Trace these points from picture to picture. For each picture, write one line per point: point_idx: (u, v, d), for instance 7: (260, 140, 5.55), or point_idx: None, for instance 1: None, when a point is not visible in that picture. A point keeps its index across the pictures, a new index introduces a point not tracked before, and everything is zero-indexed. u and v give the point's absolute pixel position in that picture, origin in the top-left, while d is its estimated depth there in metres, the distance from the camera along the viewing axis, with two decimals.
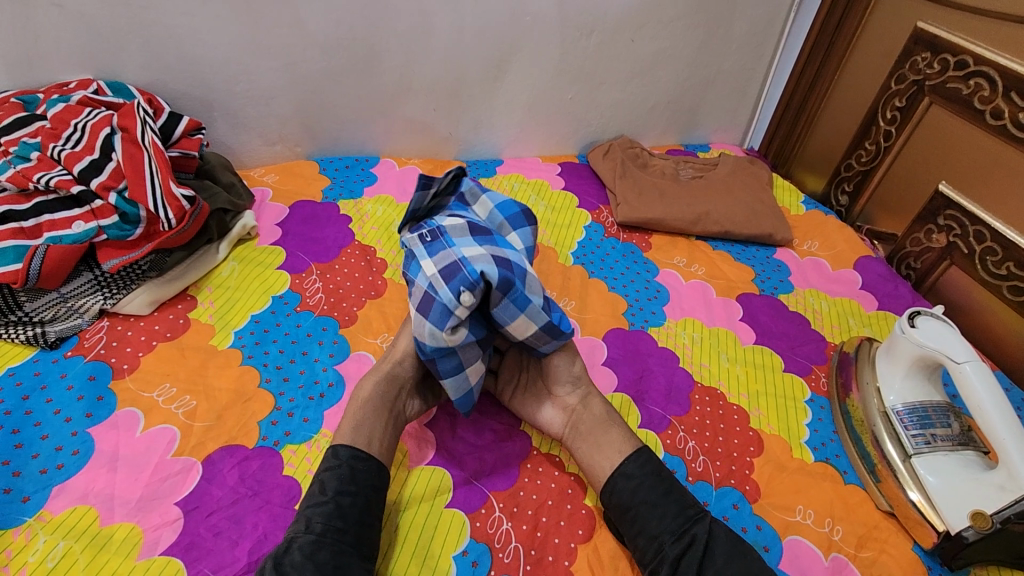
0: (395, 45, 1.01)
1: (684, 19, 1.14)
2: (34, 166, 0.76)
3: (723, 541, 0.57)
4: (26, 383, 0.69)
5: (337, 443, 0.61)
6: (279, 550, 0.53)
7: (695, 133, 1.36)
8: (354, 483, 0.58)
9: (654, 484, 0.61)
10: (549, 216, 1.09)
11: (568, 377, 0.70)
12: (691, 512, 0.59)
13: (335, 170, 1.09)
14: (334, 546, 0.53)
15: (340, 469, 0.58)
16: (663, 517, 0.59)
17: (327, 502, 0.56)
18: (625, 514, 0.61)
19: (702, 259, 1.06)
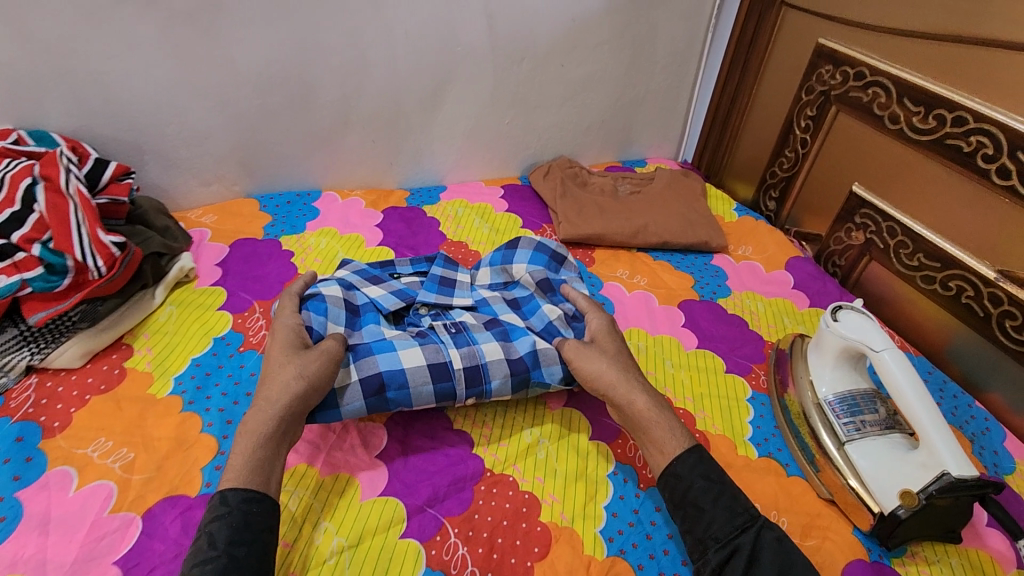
0: (329, 80, 1.02)
1: (611, 43, 1.20)
2: None
3: (770, 549, 0.59)
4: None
5: (226, 488, 0.57)
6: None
7: (631, 150, 1.41)
8: (248, 531, 0.54)
9: (706, 487, 0.63)
10: (493, 238, 1.11)
11: (599, 383, 0.72)
12: (741, 521, 0.61)
13: (276, 206, 1.08)
14: None
15: (232, 515, 0.55)
16: (713, 523, 0.61)
17: (222, 555, 0.52)
18: (681, 516, 0.63)
19: (643, 270, 1.10)
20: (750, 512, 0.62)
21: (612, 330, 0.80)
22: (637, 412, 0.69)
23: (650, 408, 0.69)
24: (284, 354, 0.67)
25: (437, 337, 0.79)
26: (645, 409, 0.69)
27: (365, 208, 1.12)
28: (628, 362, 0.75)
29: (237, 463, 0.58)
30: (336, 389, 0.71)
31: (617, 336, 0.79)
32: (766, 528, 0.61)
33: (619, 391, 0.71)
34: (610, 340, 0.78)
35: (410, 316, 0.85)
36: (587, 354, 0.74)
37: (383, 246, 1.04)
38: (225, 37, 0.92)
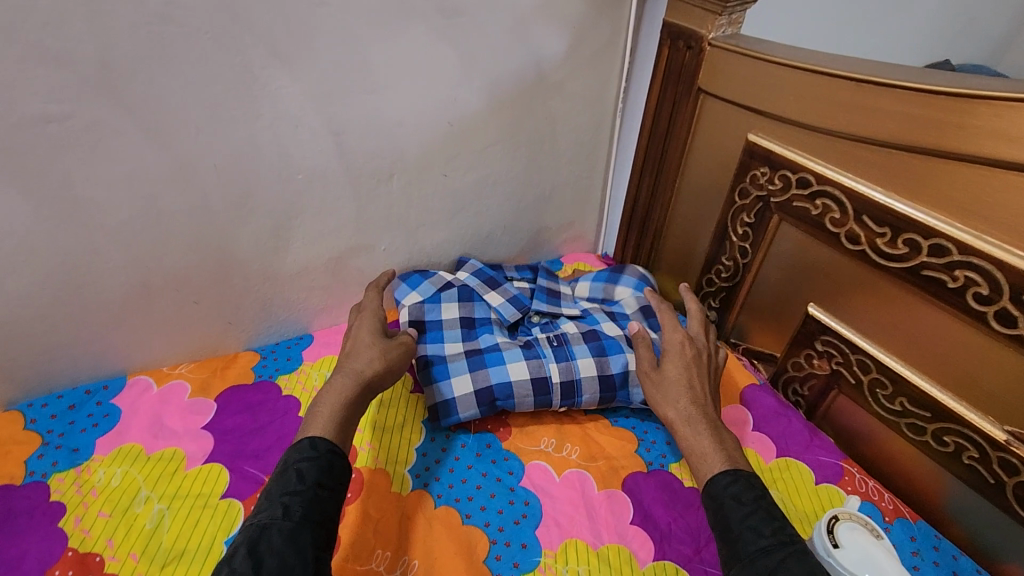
0: (108, 243, 0.73)
1: (502, 143, 0.97)
2: None
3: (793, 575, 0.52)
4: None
5: (316, 437, 0.63)
6: (252, 533, 0.53)
7: (545, 251, 1.20)
8: (331, 477, 0.60)
9: (740, 507, 0.60)
10: (374, 418, 0.84)
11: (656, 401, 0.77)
12: (768, 542, 0.55)
13: (51, 420, 0.77)
14: (310, 533, 0.54)
15: (317, 461, 0.60)
16: (744, 538, 0.57)
17: (305, 491, 0.57)
18: (721, 536, 0.60)
19: (574, 435, 0.85)
20: (790, 531, 0.57)
21: (695, 344, 0.84)
22: (683, 436, 0.72)
23: (698, 428, 0.71)
24: (366, 345, 0.78)
25: (542, 348, 0.86)
26: (688, 429, 0.71)
27: (190, 399, 0.81)
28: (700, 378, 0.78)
29: (320, 423, 0.65)
30: (458, 400, 0.82)
31: (695, 349, 0.82)
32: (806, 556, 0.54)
33: (673, 410, 0.74)
34: (676, 359, 0.79)
35: (523, 327, 0.96)
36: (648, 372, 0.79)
37: (211, 462, 0.73)
38: None
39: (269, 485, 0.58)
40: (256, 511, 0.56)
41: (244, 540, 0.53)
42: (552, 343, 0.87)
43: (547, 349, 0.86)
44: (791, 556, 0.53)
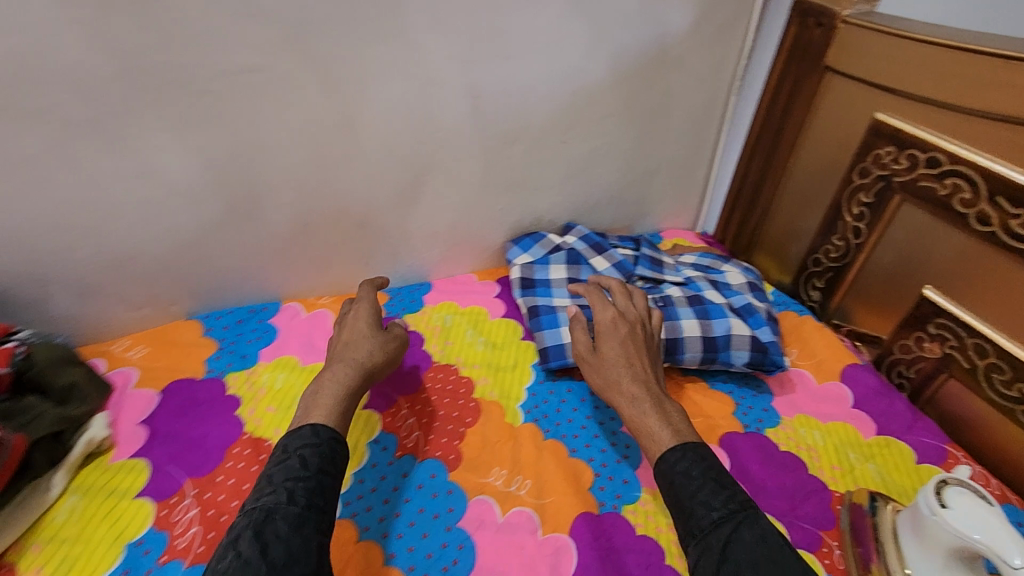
0: (280, 182, 0.83)
1: (619, 115, 1.01)
2: None
3: (746, 548, 0.54)
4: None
5: (316, 422, 0.63)
6: (257, 518, 0.53)
7: (645, 224, 1.23)
8: (332, 463, 0.60)
9: (698, 484, 0.60)
10: (489, 356, 0.92)
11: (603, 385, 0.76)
12: (718, 514, 0.57)
13: (223, 330, 0.89)
14: (316, 522, 0.55)
15: (319, 447, 0.60)
16: (695, 513, 0.58)
17: (310, 476, 0.57)
18: (675, 512, 0.61)
19: (672, 392, 0.90)
20: (740, 499, 0.58)
21: (626, 319, 0.81)
22: (626, 417, 0.71)
23: (642, 409, 0.70)
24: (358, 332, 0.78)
25: (649, 307, 0.92)
26: (632, 409, 0.71)
27: (333, 325, 0.92)
28: (638, 351, 0.77)
29: (324, 406, 0.66)
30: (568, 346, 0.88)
31: (627, 325, 0.80)
32: (756, 523, 0.56)
33: (614, 393, 0.74)
34: (611, 342, 0.77)
35: (627, 289, 1.00)
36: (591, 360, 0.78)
37: None
38: (143, 142, 0.72)
39: (269, 469, 0.58)
40: (256, 494, 0.57)
41: (247, 525, 0.53)
42: (659, 304, 0.93)
43: (653, 308, 0.92)
44: (745, 525, 0.56)
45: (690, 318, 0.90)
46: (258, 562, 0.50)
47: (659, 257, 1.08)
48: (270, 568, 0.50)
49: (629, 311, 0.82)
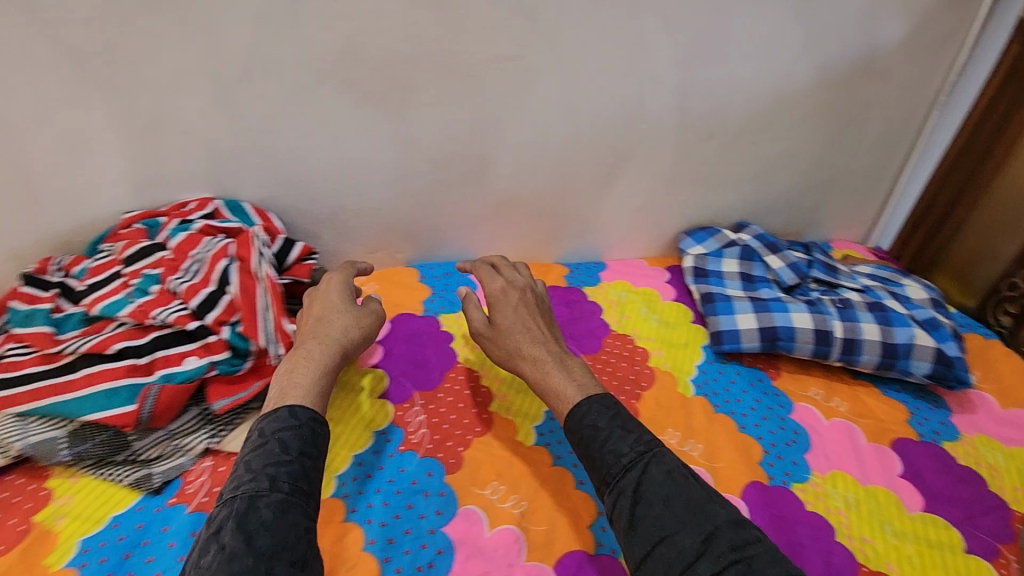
0: (506, 156, 0.96)
1: (811, 121, 1.05)
2: (152, 300, 0.75)
3: (656, 485, 0.59)
4: (112, 544, 0.64)
5: (294, 404, 0.63)
6: (241, 505, 0.53)
7: (815, 233, 1.24)
8: (313, 446, 0.61)
9: (622, 434, 0.63)
10: (663, 333, 0.98)
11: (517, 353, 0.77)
12: (627, 460, 0.61)
13: (435, 279, 1.03)
14: (303, 508, 0.56)
15: (299, 429, 0.61)
16: (610, 444, 0.63)
17: (292, 461, 0.57)
18: (586, 460, 0.65)
19: (842, 391, 0.93)
20: (645, 440, 0.63)
21: (514, 288, 0.85)
22: (532, 377, 0.75)
23: (545, 367, 0.74)
24: (337, 303, 0.77)
25: (827, 307, 0.95)
26: (542, 368, 0.74)
27: None
28: (537, 324, 0.80)
29: (299, 389, 0.65)
30: (743, 332, 0.93)
31: (516, 291, 0.84)
32: (659, 463, 0.61)
33: (526, 357, 0.76)
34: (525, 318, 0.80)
35: (801, 288, 1.03)
36: (512, 335, 0.78)
37: None
38: (417, 112, 0.88)
39: (247, 454, 0.58)
40: (232, 483, 0.56)
41: (230, 516, 0.53)
42: (837, 305, 0.95)
43: (830, 308, 0.95)
44: (652, 464, 0.60)
45: (870, 322, 0.92)
46: (246, 556, 0.50)
47: (834, 264, 1.10)
48: (256, 556, 0.50)
49: (517, 279, 0.87)
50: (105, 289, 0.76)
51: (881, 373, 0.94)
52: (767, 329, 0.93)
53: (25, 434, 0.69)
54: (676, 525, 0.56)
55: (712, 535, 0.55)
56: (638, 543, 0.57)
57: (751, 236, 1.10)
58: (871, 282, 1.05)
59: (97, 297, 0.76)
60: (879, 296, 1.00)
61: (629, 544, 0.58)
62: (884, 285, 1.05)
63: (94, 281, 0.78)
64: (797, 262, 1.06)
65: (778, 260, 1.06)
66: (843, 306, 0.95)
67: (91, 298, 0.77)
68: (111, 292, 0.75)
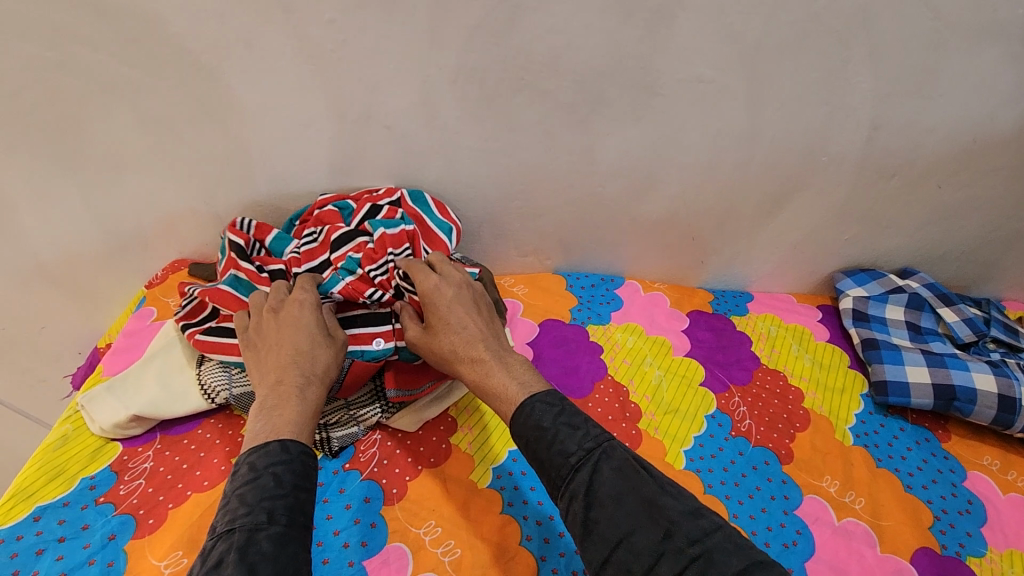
0: (675, 176, 0.96)
1: (1009, 170, 0.97)
2: (357, 282, 0.79)
3: (608, 484, 0.54)
4: None
5: (286, 437, 0.60)
6: (240, 539, 0.50)
7: (985, 290, 1.14)
8: (306, 479, 0.58)
9: (571, 430, 0.59)
10: (817, 373, 0.94)
11: (451, 356, 0.71)
12: (575, 459, 0.56)
13: (581, 289, 1.05)
14: (300, 538, 0.53)
15: (292, 462, 0.58)
16: (562, 445, 0.57)
17: (287, 494, 0.55)
18: (535, 465, 0.59)
19: (1021, 464, 0.85)
20: (593, 434, 0.58)
21: (449, 285, 0.75)
22: (473, 378, 0.69)
23: (487, 367, 0.69)
24: (300, 329, 0.70)
25: (1012, 372, 0.88)
26: (485, 370, 0.68)
27: (670, 308, 1.03)
28: (475, 322, 0.73)
29: (293, 423, 0.62)
30: (913, 385, 0.87)
31: (452, 288, 0.74)
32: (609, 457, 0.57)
33: (471, 363, 0.70)
34: (441, 317, 0.72)
35: (977, 347, 0.96)
36: (427, 335, 0.73)
37: (690, 358, 0.95)
38: (599, 125, 0.90)
39: (240, 488, 0.55)
40: (225, 515, 0.53)
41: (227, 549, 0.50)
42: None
43: (1018, 373, 0.87)
44: (603, 463, 0.55)
45: None
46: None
47: (1013, 325, 1.00)
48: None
49: (452, 274, 0.76)
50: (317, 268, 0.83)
51: None
52: (943, 387, 0.87)
53: (230, 384, 0.77)
54: (632, 524, 0.51)
55: (669, 531, 0.50)
56: (595, 549, 0.52)
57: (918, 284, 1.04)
58: None
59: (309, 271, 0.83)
60: None
61: (585, 550, 0.53)
62: None
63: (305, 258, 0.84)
64: (975, 319, 0.98)
65: (952, 313, 0.99)
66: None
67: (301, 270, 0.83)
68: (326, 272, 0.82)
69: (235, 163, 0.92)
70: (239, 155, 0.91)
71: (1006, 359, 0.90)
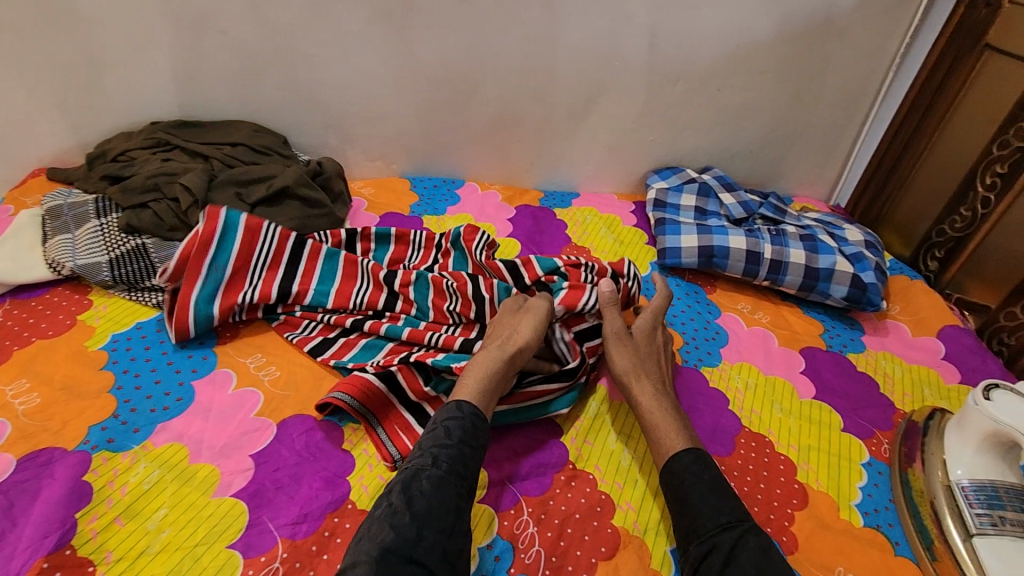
0: (493, 81, 1.10)
1: (776, 74, 1.14)
2: (570, 292, 0.86)
3: (751, 552, 0.56)
4: (135, 339, 0.82)
5: (462, 398, 0.67)
6: (406, 475, 0.59)
7: (778, 186, 1.34)
8: (473, 437, 0.64)
9: (710, 487, 0.62)
10: (617, 248, 1.12)
11: (628, 377, 0.76)
12: (726, 520, 0.59)
13: (423, 188, 1.19)
14: (455, 486, 0.59)
15: (463, 420, 0.64)
16: (707, 513, 0.60)
17: (453, 445, 0.62)
18: (681, 513, 0.62)
19: (767, 307, 1.04)
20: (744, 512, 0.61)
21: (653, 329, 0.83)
22: (642, 408, 0.73)
23: (660, 402, 0.73)
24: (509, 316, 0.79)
25: (763, 235, 1.07)
26: (656, 412, 0.72)
27: (500, 203, 1.18)
28: (659, 368, 0.78)
29: (469, 385, 0.69)
30: (684, 249, 1.06)
31: (653, 333, 0.83)
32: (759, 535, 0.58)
33: (640, 390, 0.74)
34: (642, 343, 0.80)
35: (748, 223, 1.15)
36: (617, 351, 0.79)
37: (510, 239, 1.10)
38: (414, 31, 1.02)
39: (421, 436, 0.64)
40: (407, 458, 0.62)
41: (399, 482, 0.59)
42: (773, 234, 1.08)
43: (766, 236, 1.07)
44: (749, 530, 0.58)
45: (798, 249, 1.04)
46: (405, 513, 0.55)
47: (785, 208, 1.20)
48: (416, 517, 0.55)
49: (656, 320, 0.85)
50: (180, 260, 0.82)
51: (805, 297, 1.06)
52: (707, 248, 1.05)
53: (75, 258, 0.87)
54: None
55: None
56: None
57: (710, 177, 1.22)
58: (816, 223, 1.16)
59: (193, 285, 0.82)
60: (817, 232, 1.11)
61: None
62: (827, 226, 1.16)
63: (287, 328, 0.86)
64: (749, 202, 1.18)
65: (732, 197, 1.18)
66: (778, 235, 1.07)
67: (229, 305, 0.83)
68: (374, 327, 0.84)
69: (84, 70, 1.00)
70: (87, 62, 0.99)
71: (762, 227, 1.10)
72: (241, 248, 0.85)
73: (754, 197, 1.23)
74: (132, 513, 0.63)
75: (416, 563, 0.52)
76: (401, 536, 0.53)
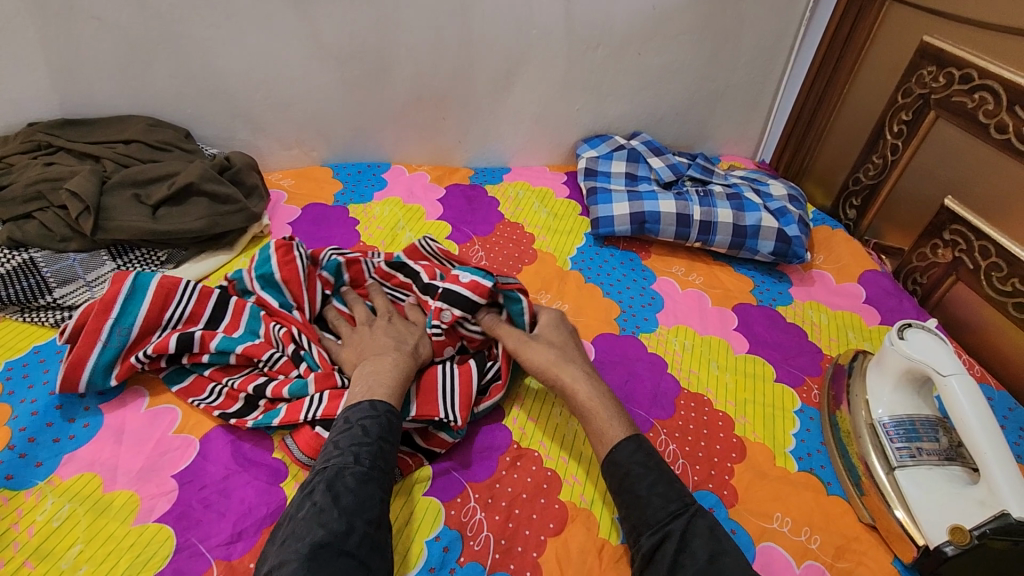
0: (406, 57, 1.05)
1: (693, 34, 1.14)
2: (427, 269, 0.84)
3: (700, 539, 0.56)
4: (32, 364, 0.75)
5: (376, 397, 0.63)
6: (327, 474, 0.55)
7: (706, 146, 1.35)
8: (392, 431, 0.61)
9: (642, 474, 0.62)
10: (550, 222, 1.10)
11: (549, 370, 0.72)
12: (674, 508, 0.59)
13: (347, 175, 1.14)
14: (379, 481, 0.56)
15: (379, 418, 0.61)
16: (649, 509, 0.59)
17: (373, 442, 0.58)
18: (623, 503, 0.62)
19: (700, 269, 1.06)
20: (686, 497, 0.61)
21: (562, 322, 0.81)
22: (579, 399, 0.69)
23: (597, 392, 0.70)
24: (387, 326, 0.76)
25: (691, 198, 1.08)
26: (588, 399, 0.69)
27: (429, 183, 1.15)
28: (574, 351, 0.76)
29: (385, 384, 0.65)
30: (617, 217, 1.06)
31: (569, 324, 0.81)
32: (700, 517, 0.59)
33: (568, 377, 0.71)
34: (557, 332, 0.78)
35: (677, 186, 1.16)
36: (532, 345, 0.75)
37: (441, 222, 1.06)
38: (314, 7, 0.96)
39: (334, 436, 0.59)
40: (322, 457, 0.58)
41: (319, 481, 0.55)
42: (701, 195, 1.09)
43: (695, 197, 1.08)
44: (698, 517, 0.58)
45: (725, 208, 1.06)
46: (332, 510, 0.52)
47: (713, 167, 1.22)
48: (343, 512, 0.52)
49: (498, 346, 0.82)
50: (79, 320, 0.71)
51: (736, 255, 1.08)
52: (638, 215, 1.06)
53: None
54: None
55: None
56: None
57: (637, 142, 1.22)
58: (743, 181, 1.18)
59: (91, 351, 0.70)
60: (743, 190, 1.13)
61: None
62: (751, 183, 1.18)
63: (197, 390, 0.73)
64: (677, 165, 1.19)
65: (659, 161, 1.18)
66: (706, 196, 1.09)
67: (129, 369, 0.72)
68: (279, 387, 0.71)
69: None
70: None
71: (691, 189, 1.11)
72: (151, 313, 0.73)
73: (682, 159, 1.24)
74: (43, 554, 0.58)
75: (349, 556, 0.50)
76: (331, 531, 0.50)
